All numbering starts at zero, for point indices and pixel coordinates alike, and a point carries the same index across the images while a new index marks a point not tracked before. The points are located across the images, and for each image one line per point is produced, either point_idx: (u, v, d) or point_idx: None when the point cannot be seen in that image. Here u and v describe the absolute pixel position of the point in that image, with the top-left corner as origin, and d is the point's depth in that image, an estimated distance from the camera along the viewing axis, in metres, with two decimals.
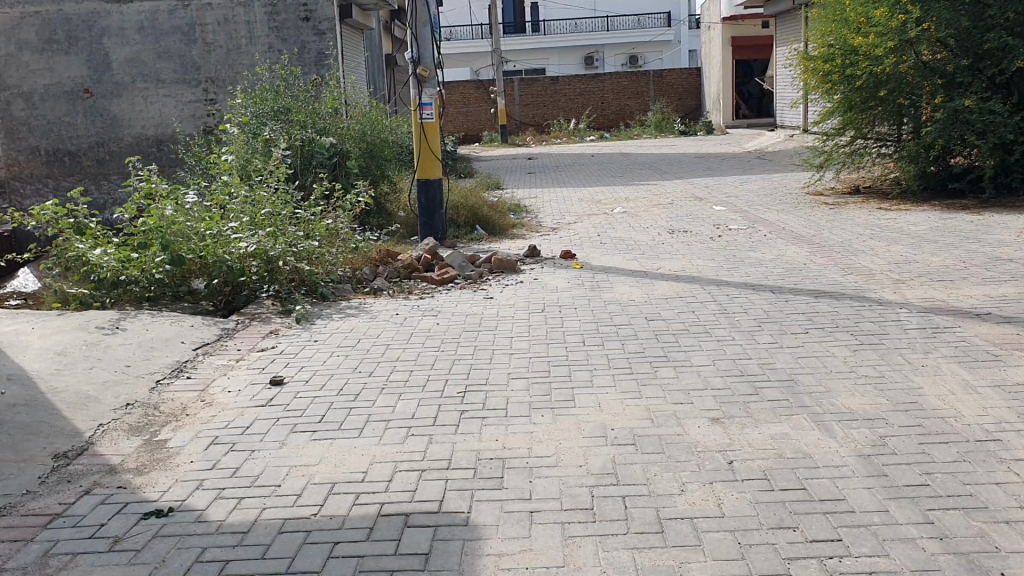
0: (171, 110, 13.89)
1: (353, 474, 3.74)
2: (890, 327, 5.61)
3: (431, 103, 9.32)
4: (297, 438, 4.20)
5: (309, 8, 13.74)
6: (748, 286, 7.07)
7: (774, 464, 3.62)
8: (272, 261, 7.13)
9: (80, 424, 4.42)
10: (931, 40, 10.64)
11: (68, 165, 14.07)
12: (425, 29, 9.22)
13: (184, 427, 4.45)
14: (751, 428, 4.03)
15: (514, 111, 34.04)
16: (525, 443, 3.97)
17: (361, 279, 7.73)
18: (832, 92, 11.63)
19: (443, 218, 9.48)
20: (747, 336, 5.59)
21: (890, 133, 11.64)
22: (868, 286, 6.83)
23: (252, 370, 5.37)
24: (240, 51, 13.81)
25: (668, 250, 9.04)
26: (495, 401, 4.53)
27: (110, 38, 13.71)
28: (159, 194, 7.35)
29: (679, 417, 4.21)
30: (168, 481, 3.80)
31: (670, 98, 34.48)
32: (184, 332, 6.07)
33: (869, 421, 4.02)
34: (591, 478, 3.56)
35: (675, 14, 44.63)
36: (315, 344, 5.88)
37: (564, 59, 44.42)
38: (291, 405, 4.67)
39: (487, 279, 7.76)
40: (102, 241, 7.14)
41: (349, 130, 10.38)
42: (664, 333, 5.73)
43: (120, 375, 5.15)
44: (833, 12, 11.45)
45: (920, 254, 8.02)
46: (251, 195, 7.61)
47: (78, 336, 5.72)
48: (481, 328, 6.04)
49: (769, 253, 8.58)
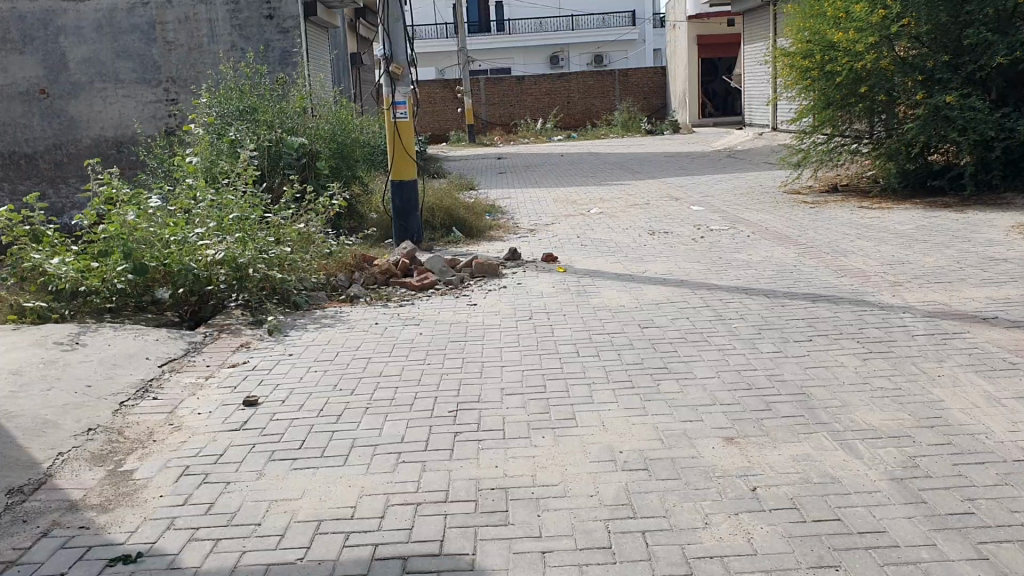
0: (131, 110, 13.40)
1: (341, 509, 3.42)
2: (896, 333, 5.37)
3: (405, 102, 8.95)
4: (276, 468, 3.85)
5: (273, 5, 13.30)
6: (740, 289, 6.80)
7: (802, 490, 3.36)
8: (242, 268, 6.77)
9: (37, 453, 4.04)
10: (910, 37, 10.44)
11: (24, 168, 13.55)
12: (397, 24, 8.85)
13: (151, 456, 4.08)
14: (770, 449, 3.75)
15: (480, 110, 33.67)
16: (527, 469, 3.66)
17: (336, 286, 7.32)
18: (810, 89, 11.41)
19: (418, 220, 9.12)
20: (749, 344, 5.30)
21: (867, 129, 11.40)
22: (864, 290, 6.58)
23: (223, 390, 4.99)
24: (202, 50, 13.37)
25: (651, 252, 8.74)
26: (489, 421, 4.21)
27: (67, 37, 13.18)
28: (120, 199, 6.93)
29: (690, 437, 3.91)
30: (135, 520, 3.43)
31: (636, 96, 34.14)
32: (149, 346, 5.69)
33: (896, 440, 3.77)
34: (605, 510, 3.27)
35: (640, 12, 44.50)
36: (289, 359, 5.51)
37: (529, 58, 44.40)
38: (268, 429, 4.32)
39: (468, 284, 7.43)
40: (59, 249, 6.72)
41: (318, 130, 9.99)
42: (662, 342, 5.43)
43: (80, 397, 4.75)
44: (810, 7, 11.30)
45: (912, 255, 7.82)
46: (218, 198, 7.24)
47: (34, 354, 5.33)
48: (468, 338, 5.72)
49: (756, 254, 8.34)
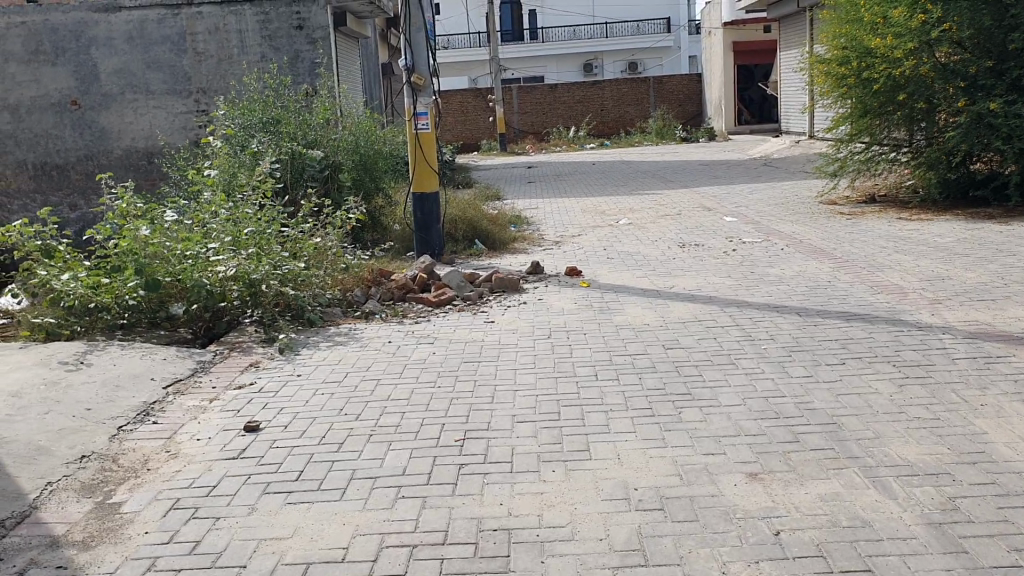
0: (161, 121, 13.35)
1: (333, 551, 3.20)
2: (935, 356, 5.06)
3: (427, 113, 8.77)
4: (270, 502, 3.64)
5: (302, 16, 13.17)
6: (771, 307, 6.50)
7: (829, 536, 3.09)
8: (255, 284, 6.58)
9: (26, 482, 3.87)
10: (952, 41, 10.07)
11: (56, 178, 13.56)
12: (419, 34, 8.67)
13: (143, 487, 3.89)
14: (796, 487, 3.47)
15: (512, 119, 33.46)
16: (534, 508, 3.42)
17: (352, 302, 7.12)
18: (846, 97, 11.02)
19: (440, 233, 8.92)
20: (778, 368, 5.02)
21: (907, 138, 11.00)
22: (902, 308, 6.26)
23: (226, 414, 4.80)
24: (231, 61, 13.27)
25: (680, 266, 8.45)
26: (498, 452, 3.97)
27: (98, 48, 13.22)
28: (134, 213, 6.79)
29: (711, 472, 3.65)
30: (116, 559, 3.24)
31: (671, 104, 33.86)
32: (156, 366, 5.52)
33: (933, 478, 3.48)
34: (615, 557, 3.03)
35: (675, 19, 44.17)
36: (297, 381, 5.31)
37: (562, 66, 43.97)
38: (266, 458, 4.12)
39: (487, 300, 7.21)
40: (71, 264, 6.57)
41: (342, 141, 9.82)
42: (686, 365, 5.17)
43: (78, 421, 4.58)
44: (846, 13, 10.93)
45: (953, 269, 7.48)
46: (234, 212, 7.07)
47: (38, 374, 5.19)
48: (482, 358, 5.50)
49: (789, 269, 8.02)
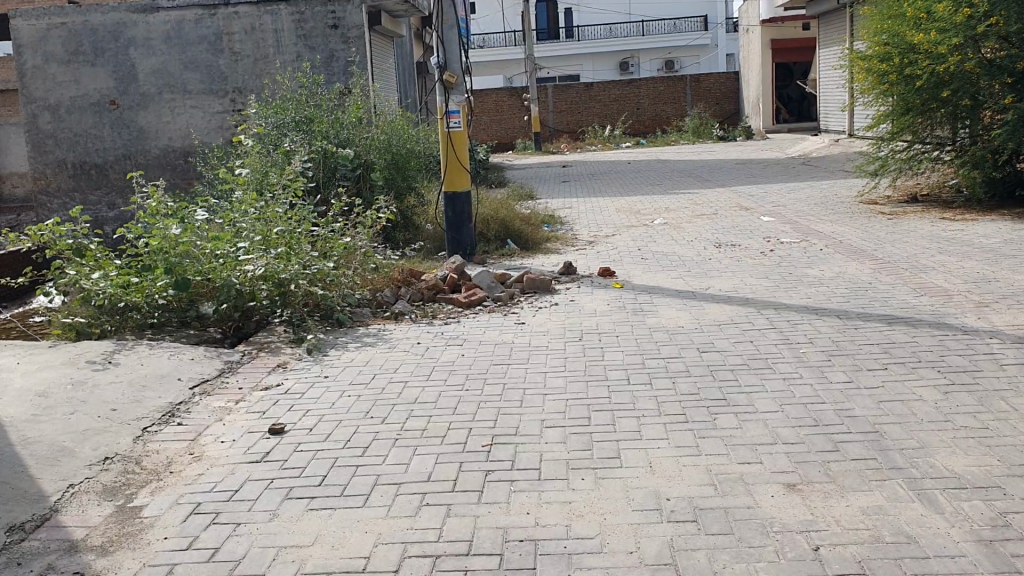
0: (197, 121, 13.39)
1: (353, 560, 3.10)
2: (982, 361, 4.87)
3: (459, 111, 8.69)
4: (291, 508, 3.56)
5: (337, 15, 13.13)
6: (810, 310, 6.32)
7: (872, 552, 2.93)
8: (284, 284, 6.51)
9: (48, 485, 3.82)
10: (998, 37, 9.78)
11: (94, 177, 13.63)
12: (451, 32, 8.58)
13: (164, 490, 3.83)
14: (837, 499, 3.32)
15: (547, 118, 33.29)
16: (562, 518, 3.30)
17: (381, 302, 7.03)
18: (888, 94, 10.75)
19: (472, 231, 8.81)
20: (817, 373, 4.86)
21: (950, 136, 10.69)
22: (946, 311, 6.06)
23: (251, 416, 4.74)
24: (267, 60, 13.27)
25: (715, 266, 8.28)
26: (526, 459, 3.85)
27: (136, 49, 13.31)
28: (164, 212, 6.75)
29: (748, 483, 3.50)
30: (133, 566, 3.17)
31: (707, 102, 33.51)
32: (183, 367, 5.46)
33: (983, 492, 3.31)
34: (646, 572, 2.90)
35: (712, 17, 43.81)
36: (324, 382, 5.23)
37: (598, 65, 43.73)
38: (290, 462, 4.03)
39: (518, 300, 7.11)
40: (102, 263, 6.53)
41: (374, 139, 9.74)
42: (721, 369, 5.02)
43: (103, 422, 4.53)
44: (887, 8, 10.67)
45: (999, 271, 7.25)
46: (263, 210, 7.01)
47: (66, 374, 5.16)
48: (512, 360, 5.39)
49: (828, 270, 7.81)
